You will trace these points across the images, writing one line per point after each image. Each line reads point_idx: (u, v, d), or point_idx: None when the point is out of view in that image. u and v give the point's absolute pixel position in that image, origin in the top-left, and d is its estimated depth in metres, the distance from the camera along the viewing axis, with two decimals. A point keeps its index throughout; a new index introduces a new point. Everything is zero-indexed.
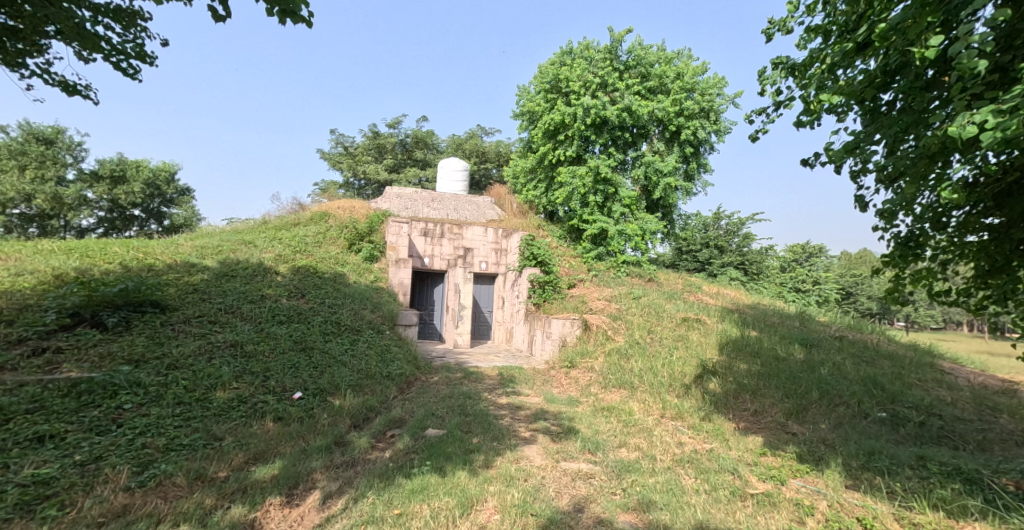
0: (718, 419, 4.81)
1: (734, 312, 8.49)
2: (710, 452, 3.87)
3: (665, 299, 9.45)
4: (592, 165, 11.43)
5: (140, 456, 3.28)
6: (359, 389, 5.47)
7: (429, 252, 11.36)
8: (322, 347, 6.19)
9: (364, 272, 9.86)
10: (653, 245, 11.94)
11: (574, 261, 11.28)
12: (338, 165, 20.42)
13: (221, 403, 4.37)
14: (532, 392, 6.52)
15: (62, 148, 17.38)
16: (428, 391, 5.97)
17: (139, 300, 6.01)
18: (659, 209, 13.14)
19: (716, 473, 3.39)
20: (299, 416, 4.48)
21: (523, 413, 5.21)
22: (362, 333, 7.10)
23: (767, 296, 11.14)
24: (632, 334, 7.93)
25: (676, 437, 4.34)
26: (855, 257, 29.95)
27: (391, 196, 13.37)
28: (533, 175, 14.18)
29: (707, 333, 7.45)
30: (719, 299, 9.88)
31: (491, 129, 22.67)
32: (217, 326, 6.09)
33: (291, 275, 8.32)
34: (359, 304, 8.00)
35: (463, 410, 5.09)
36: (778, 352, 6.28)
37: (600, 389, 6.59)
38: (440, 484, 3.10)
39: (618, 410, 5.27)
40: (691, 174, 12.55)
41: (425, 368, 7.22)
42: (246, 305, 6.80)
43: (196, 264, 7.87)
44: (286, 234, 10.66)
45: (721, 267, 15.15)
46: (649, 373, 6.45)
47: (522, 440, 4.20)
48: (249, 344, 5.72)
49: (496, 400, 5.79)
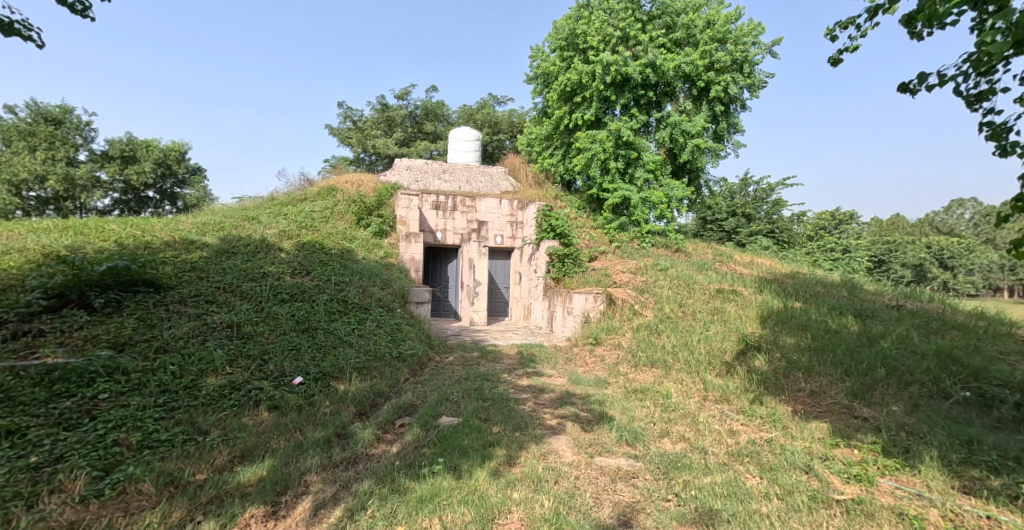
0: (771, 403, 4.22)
1: (772, 282, 7.83)
2: (774, 442, 3.31)
3: (695, 270, 8.81)
4: (612, 128, 10.68)
5: (107, 456, 2.83)
6: (368, 372, 5.00)
7: (441, 226, 10.89)
8: (326, 326, 5.70)
9: (374, 248, 9.35)
10: (679, 214, 11.23)
11: (594, 233, 10.69)
12: (347, 141, 19.75)
13: (210, 391, 3.92)
14: (556, 372, 6.02)
15: (71, 129, 16.98)
16: (442, 373, 5.50)
17: (131, 279, 5.57)
18: (685, 174, 12.29)
19: (787, 471, 2.83)
20: (297, 404, 4.01)
21: (546, 396, 4.71)
22: (370, 311, 6.61)
23: (803, 265, 10.41)
24: (662, 307, 7.33)
25: (727, 424, 3.78)
26: (885, 223, 28.61)
27: (400, 168, 12.81)
28: (549, 142, 13.46)
29: (744, 306, 6.83)
30: (752, 268, 9.21)
31: (504, 98, 21.85)
32: (214, 307, 5.62)
33: (295, 251, 7.83)
34: (368, 280, 7.51)
35: (482, 395, 4.62)
36: (829, 324, 5.64)
37: (630, 368, 6.07)
38: (454, 489, 2.61)
39: (654, 394, 4.72)
40: (721, 135, 11.67)
41: (439, 347, 6.77)
42: (246, 283, 6.33)
43: (195, 241, 7.43)
44: (293, 209, 10.17)
45: (749, 236, 14.38)
46: (685, 351, 5.88)
47: (549, 429, 3.69)
48: (247, 326, 5.26)
49: (517, 381, 5.28)
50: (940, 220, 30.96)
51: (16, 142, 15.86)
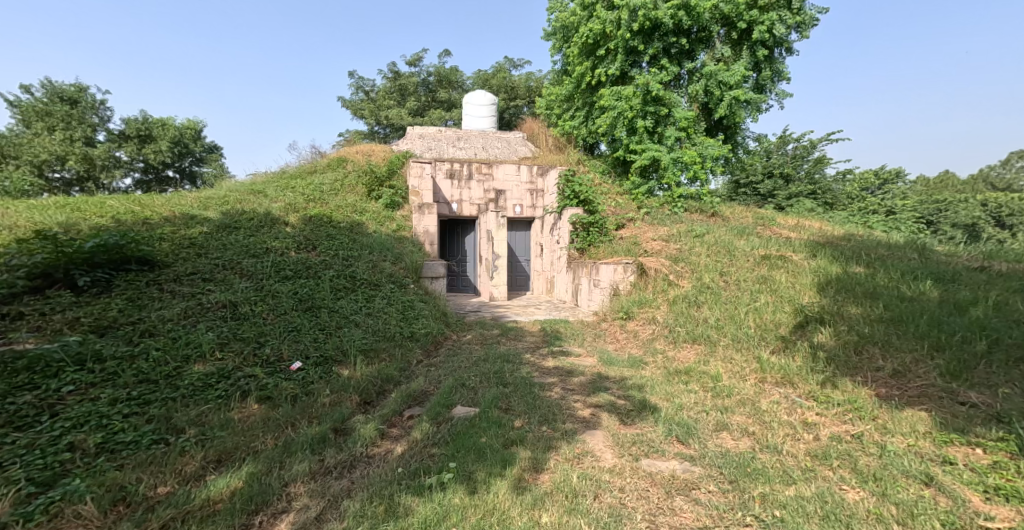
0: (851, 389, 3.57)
1: (825, 246, 7.10)
2: (870, 439, 2.67)
3: (734, 235, 8.07)
4: (640, 83, 9.97)
5: (52, 466, 2.37)
6: (376, 354, 4.46)
7: (456, 196, 10.29)
8: (331, 305, 5.13)
9: (385, 221, 8.83)
10: (714, 175, 10.45)
11: (621, 200, 10.01)
12: (361, 113, 19.09)
13: (195, 380, 3.29)
14: (585, 350, 5.44)
15: (87, 108, 16.56)
16: (459, 354, 4.99)
17: (124, 256, 4.92)
18: (720, 131, 11.37)
19: (902, 489, 2.21)
20: (293, 395, 3.44)
21: (575, 380, 4.15)
22: (380, 288, 6.07)
23: (855, 226, 9.54)
24: (700, 276, 6.63)
25: (804, 415, 3.12)
26: (933, 181, 26.80)
27: (413, 137, 12.21)
28: (570, 103, 12.67)
29: (795, 274, 6.10)
30: (800, 232, 8.47)
31: (521, 62, 20.93)
32: (211, 285, 5.01)
33: (301, 225, 7.28)
34: (378, 255, 6.97)
35: (503, 381, 4.08)
36: (902, 292, 5.07)
37: (668, 345, 5.47)
38: (469, 510, 2.11)
39: (700, 377, 4.10)
40: (762, 85, 10.71)
41: (456, 324, 6.26)
42: (247, 260, 5.75)
43: (196, 216, 6.69)
44: (302, 182, 9.65)
45: (788, 199, 13.40)
46: (731, 326, 5.22)
47: (581, 422, 3.11)
48: (245, 305, 4.65)
49: (542, 363, 4.72)
50: (995, 176, 28.82)
51: (33, 123, 15.57)
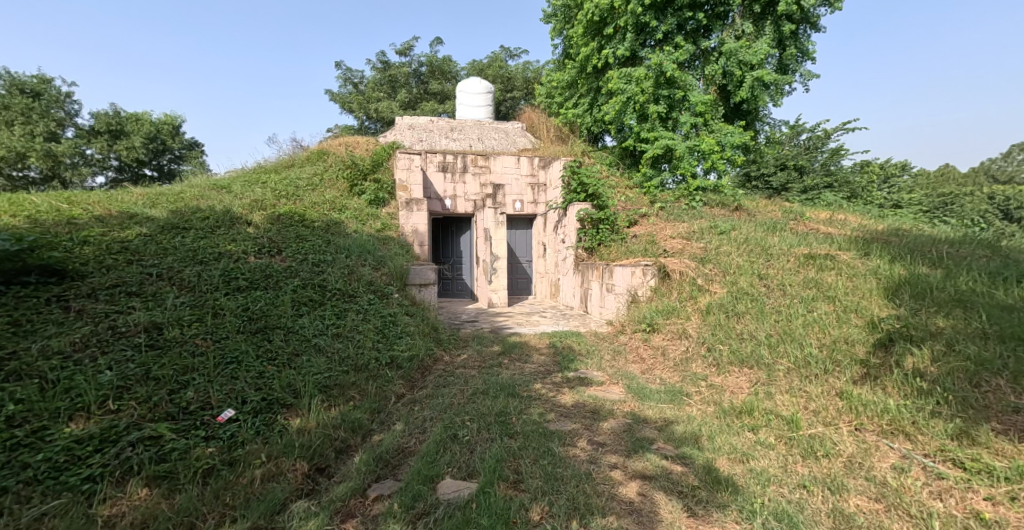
0: (1003, 448, 2.55)
1: (875, 243, 6.09)
2: None
3: (764, 231, 7.05)
4: (652, 63, 8.97)
5: None
6: (340, 393, 3.43)
7: (450, 191, 9.28)
8: (290, 325, 4.06)
9: (368, 220, 7.79)
10: (733, 166, 9.45)
11: (631, 194, 9.07)
12: (347, 106, 17.98)
13: (52, 457, 2.27)
14: (606, 376, 4.44)
15: (51, 102, 15.47)
16: (452, 386, 3.97)
17: (22, 265, 3.81)
18: (738, 117, 10.38)
19: None
20: (202, 472, 2.40)
21: (605, 427, 3.14)
22: (357, 300, 5.02)
23: (893, 220, 8.56)
24: (736, 280, 5.61)
25: (965, 504, 2.27)
26: (936, 174, 25.98)
27: (403, 129, 11.24)
28: (573, 88, 11.65)
29: (852, 277, 5.07)
30: (838, 227, 7.48)
31: (517, 51, 19.93)
32: (136, 301, 3.91)
33: (267, 225, 6.20)
34: (356, 259, 5.91)
35: (508, 430, 3.06)
36: (999, 298, 4.08)
37: (709, 370, 4.46)
38: None
39: (770, 424, 3.09)
40: (785, 65, 9.73)
41: (448, 341, 5.23)
42: (191, 267, 4.65)
43: (137, 214, 5.60)
44: (275, 177, 8.60)
45: (804, 192, 12.37)
46: (789, 345, 4.17)
47: (630, 513, 2.23)
48: (173, 328, 3.57)
49: (558, 396, 3.71)
50: (997, 168, 28.23)
51: None
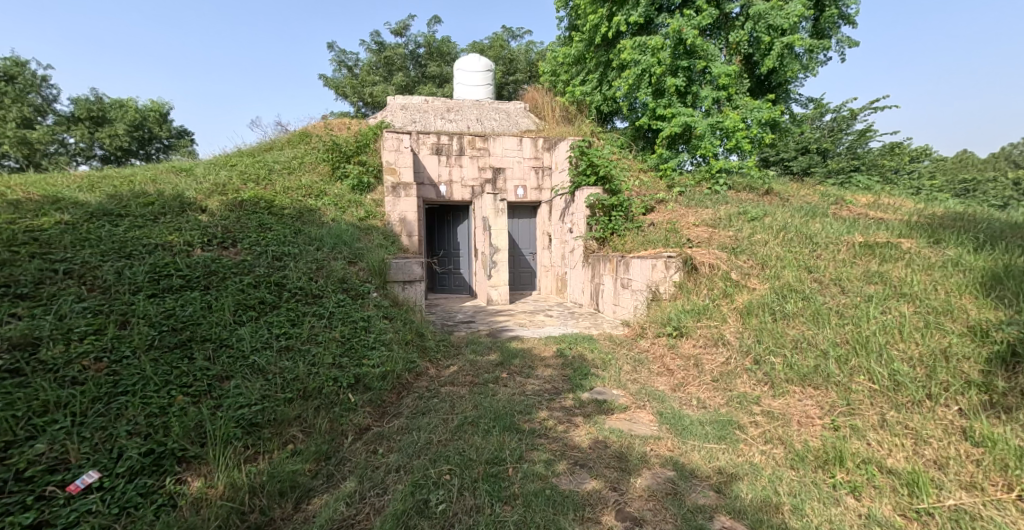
0: None
1: (945, 228, 5.10)
2: None
3: (803, 217, 6.08)
4: (670, 29, 7.96)
5: None
6: (274, 434, 2.56)
7: (445, 176, 8.34)
8: (223, 337, 3.14)
9: (349, 207, 6.88)
10: (758, 145, 8.43)
11: (646, 178, 8.10)
12: (340, 90, 17.02)
13: None
14: (630, 397, 3.51)
15: (26, 87, 14.62)
16: (431, 413, 3.04)
17: None
18: (763, 93, 9.37)
19: None
20: None
21: (638, 486, 2.25)
22: (321, 301, 4.09)
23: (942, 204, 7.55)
24: (780, 274, 4.64)
25: None
26: (956, 161, 24.74)
27: (395, 110, 10.28)
28: (580, 64, 10.64)
29: (930, 269, 4.07)
30: (888, 212, 6.48)
31: (520, 31, 18.88)
32: (22, 308, 3.01)
33: (225, 212, 5.29)
34: (328, 252, 4.99)
35: (500, 492, 2.16)
36: None
37: (760, 390, 3.53)
38: None
39: (876, 484, 2.25)
40: (820, 31, 8.69)
41: (433, 347, 4.31)
42: (112, 262, 3.74)
43: (63, 199, 4.71)
44: (248, 160, 7.70)
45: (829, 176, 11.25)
46: (868, 358, 3.21)
47: None
48: (54, 344, 2.66)
49: (571, 431, 2.79)
50: (1019, 154, 27.06)
51: None
